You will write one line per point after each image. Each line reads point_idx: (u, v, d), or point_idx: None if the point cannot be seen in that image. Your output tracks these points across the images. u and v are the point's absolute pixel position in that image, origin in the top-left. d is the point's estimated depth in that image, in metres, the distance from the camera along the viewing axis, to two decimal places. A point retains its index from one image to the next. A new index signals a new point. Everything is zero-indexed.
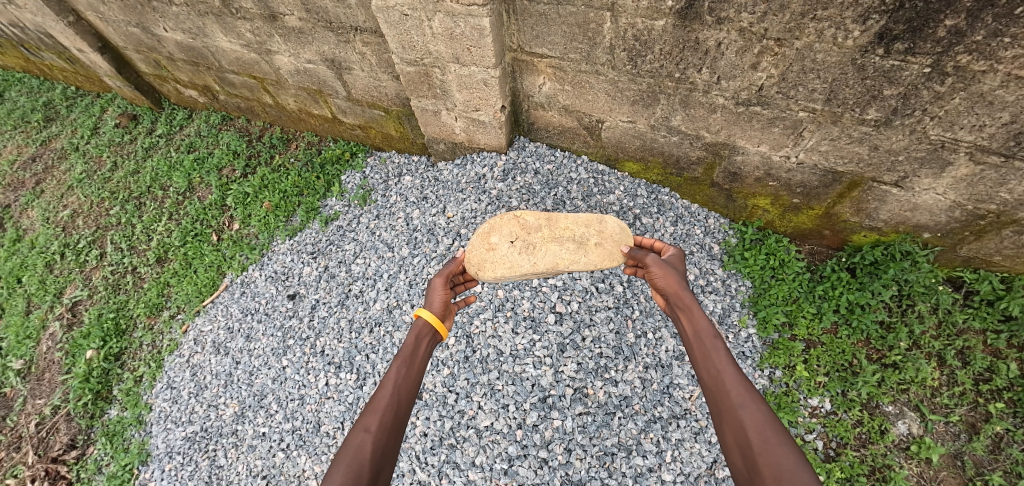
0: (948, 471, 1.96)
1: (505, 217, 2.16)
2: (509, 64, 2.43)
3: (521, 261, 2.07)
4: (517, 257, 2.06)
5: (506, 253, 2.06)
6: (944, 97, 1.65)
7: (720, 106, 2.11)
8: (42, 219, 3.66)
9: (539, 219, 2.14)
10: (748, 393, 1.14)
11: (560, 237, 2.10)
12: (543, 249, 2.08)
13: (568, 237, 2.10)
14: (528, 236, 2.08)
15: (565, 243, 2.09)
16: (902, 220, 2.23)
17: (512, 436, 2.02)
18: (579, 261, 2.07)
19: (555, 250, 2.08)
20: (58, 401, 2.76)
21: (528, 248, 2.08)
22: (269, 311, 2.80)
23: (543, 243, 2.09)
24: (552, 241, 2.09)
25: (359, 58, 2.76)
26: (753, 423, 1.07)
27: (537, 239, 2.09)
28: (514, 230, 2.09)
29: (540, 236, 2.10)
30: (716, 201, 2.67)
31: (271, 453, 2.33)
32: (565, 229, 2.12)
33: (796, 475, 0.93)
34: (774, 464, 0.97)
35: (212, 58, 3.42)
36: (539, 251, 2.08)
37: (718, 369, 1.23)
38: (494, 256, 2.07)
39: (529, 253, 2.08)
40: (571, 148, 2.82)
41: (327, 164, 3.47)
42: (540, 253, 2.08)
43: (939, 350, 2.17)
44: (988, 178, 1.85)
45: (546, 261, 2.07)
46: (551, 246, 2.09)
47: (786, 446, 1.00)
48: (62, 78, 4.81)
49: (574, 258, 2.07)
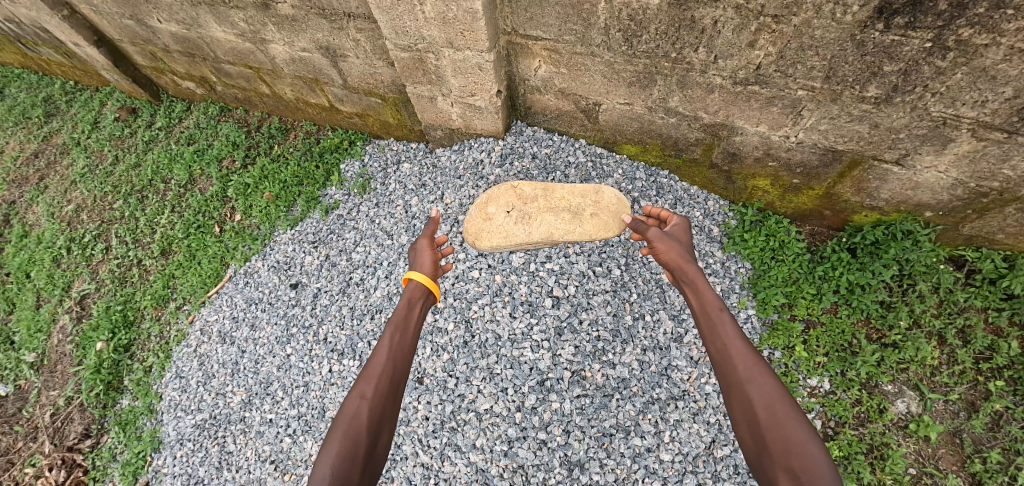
0: (946, 449, 1.98)
1: (503, 188, 2.37)
2: (504, 47, 2.41)
3: (517, 231, 2.25)
4: (517, 227, 2.25)
5: (503, 223, 2.27)
6: (946, 72, 1.61)
7: (717, 86, 2.08)
8: (47, 214, 3.71)
9: (536, 190, 2.34)
10: (757, 368, 1.12)
11: (552, 210, 2.28)
12: (540, 219, 2.26)
13: (563, 210, 2.29)
14: (524, 206, 2.28)
15: (561, 214, 2.28)
16: (903, 199, 2.20)
17: (512, 418, 2.05)
18: (572, 231, 2.25)
19: (549, 221, 2.26)
20: (71, 392, 2.85)
21: (527, 220, 2.26)
22: (273, 300, 2.83)
23: (539, 213, 2.27)
24: (548, 212, 2.28)
25: (353, 45, 2.73)
26: (762, 398, 1.06)
27: (533, 209, 2.28)
28: (511, 201, 2.31)
29: (538, 209, 2.28)
30: (716, 182, 2.65)
31: (278, 439, 2.37)
32: (560, 203, 2.30)
33: (806, 449, 0.94)
34: (783, 438, 0.98)
35: (207, 48, 3.40)
36: (534, 221, 2.27)
37: (727, 341, 1.21)
38: (498, 224, 2.28)
39: (529, 225, 2.26)
40: (569, 131, 2.80)
41: (326, 153, 3.46)
42: (535, 223, 2.26)
43: (939, 329, 2.17)
44: (991, 154, 1.82)
45: (541, 231, 2.25)
46: (547, 218, 2.27)
47: (794, 420, 1.01)
48: (61, 73, 4.82)
49: (568, 228, 2.26)
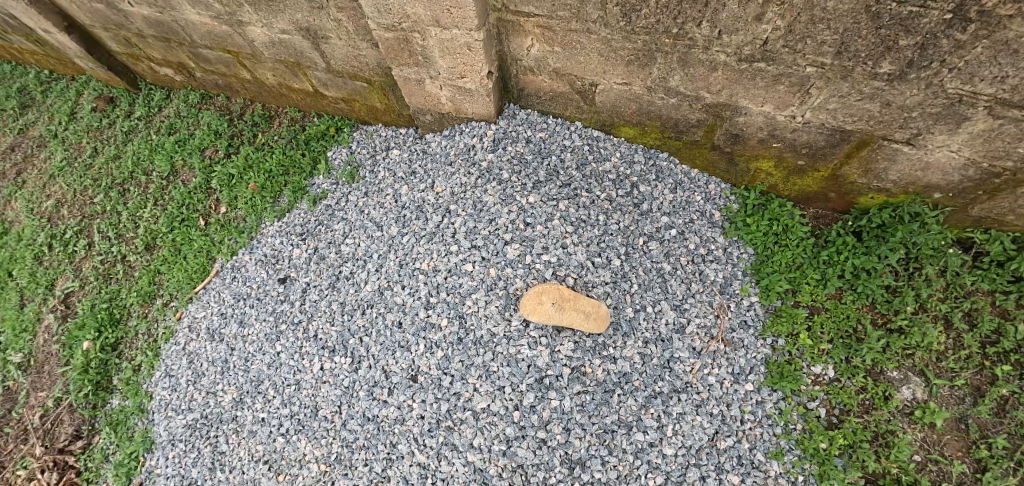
0: (951, 435, 1.94)
1: (540, 302, 1.89)
2: (494, 25, 2.27)
3: (581, 320, 1.94)
4: (549, 309, 1.88)
5: (566, 318, 1.90)
6: (965, 46, 1.51)
7: (721, 64, 1.98)
8: (26, 210, 3.57)
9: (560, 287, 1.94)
10: None
11: (584, 306, 1.96)
12: (573, 312, 1.91)
13: (592, 308, 1.99)
14: (570, 304, 1.91)
15: (585, 300, 1.99)
16: (912, 180, 2.13)
17: (510, 417, 1.99)
18: (601, 310, 2.03)
19: (586, 304, 1.98)
20: (59, 393, 2.77)
21: (563, 306, 1.90)
22: (261, 295, 2.74)
23: (581, 302, 1.96)
24: (580, 300, 1.96)
25: (335, 25, 2.59)
26: None
27: (574, 301, 1.94)
28: (557, 304, 1.89)
29: (573, 299, 1.94)
30: (717, 165, 2.56)
31: (272, 438, 2.30)
32: (590, 301, 2.01)
33: None
34: None
35: (182, 32, 3.24)
36: (570, 310, 1.90)
37: None
38: (527, 301, 1.94)
39: (562, 312, 1.89)
40: (565, 114, 2.69)
41: (312, 140, 3.34)
42: (584, 307, 1.96)
43: (945, 313, 2.12)
44: (1007, 133, 1.73)
45: (590, 313, 1.98)
46: (578, 313, 1.93)
47: None
48: (34, 62, 4.62)
49: (597, 309, 2.02)
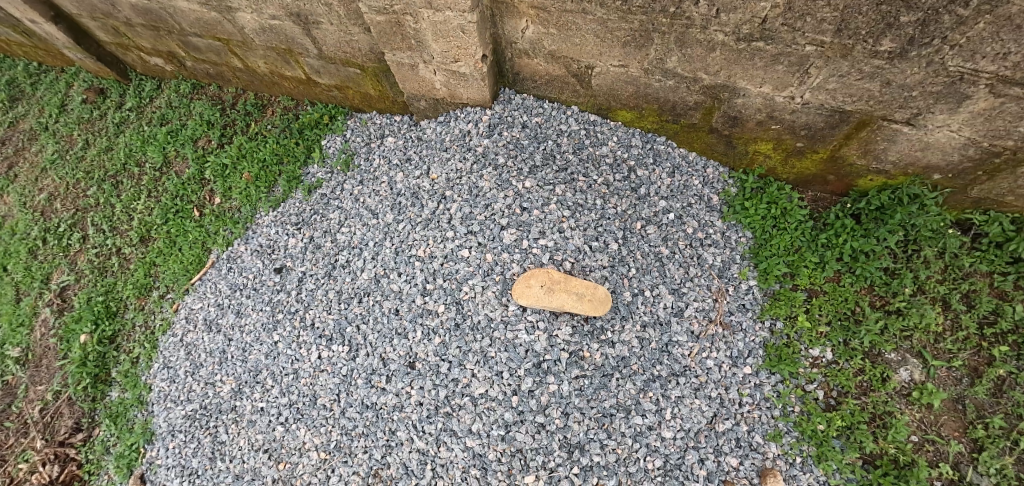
0: (948, 416, 1.94)
1: (528, 283, 2.05)
2: (488, 7, 2.23)
3: (573, 302, 2.00)
4: (537, 292, 2.01)
5: (555, 299, 2.00)
6: (968, 22, 1.48)
7: (719, 44, 1.95)
8: (19, 204, 3.53)
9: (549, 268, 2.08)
10: None
11: (576, 288, 2.04)
12: (562, 293, 2.01)
13: (586, 290, 2.05)
14: (559, 285, 2.02)
15: (580, 280, 2.07)
16: (912, 161, 2.11)
17: (508, 403, 1.99)
18: (600, 292, 2.07)
19: (580, 285, 2.05)
20: (58, 386, 2.77)
21: (551, 288, 2.02)
22: (257, 285, 2.73)
23: (573, 283, 2.04)
24: (574, 281, 2.05)
25: (326, 10, 2.54)
26: None
27: (564, 283, 2.04)
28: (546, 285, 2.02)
29: (564, 281, 2.04)
30: (715, 148, 2.54)
31: (271, 427, 2.31)
32: (586, 283, 2.07)
33: None
34: None
35: (171, 20, 3.18)
36: (558, 292, 2.01)
37: None
38: (517, 286, 2.08)
39: (550, 294, 2.00)
40: (561, 98, 2.66)
41: (306, 129, 3.30)
42: (578, 289, 2.03)
43: (943, 294, 2.12)
44: (1008, 112, 1.71)
45: (585, 295, 2.03)
46: (568, 294, 2.01)
47: None
48: (22, 54, 4.53)
49: (595, 291, 2.06)
